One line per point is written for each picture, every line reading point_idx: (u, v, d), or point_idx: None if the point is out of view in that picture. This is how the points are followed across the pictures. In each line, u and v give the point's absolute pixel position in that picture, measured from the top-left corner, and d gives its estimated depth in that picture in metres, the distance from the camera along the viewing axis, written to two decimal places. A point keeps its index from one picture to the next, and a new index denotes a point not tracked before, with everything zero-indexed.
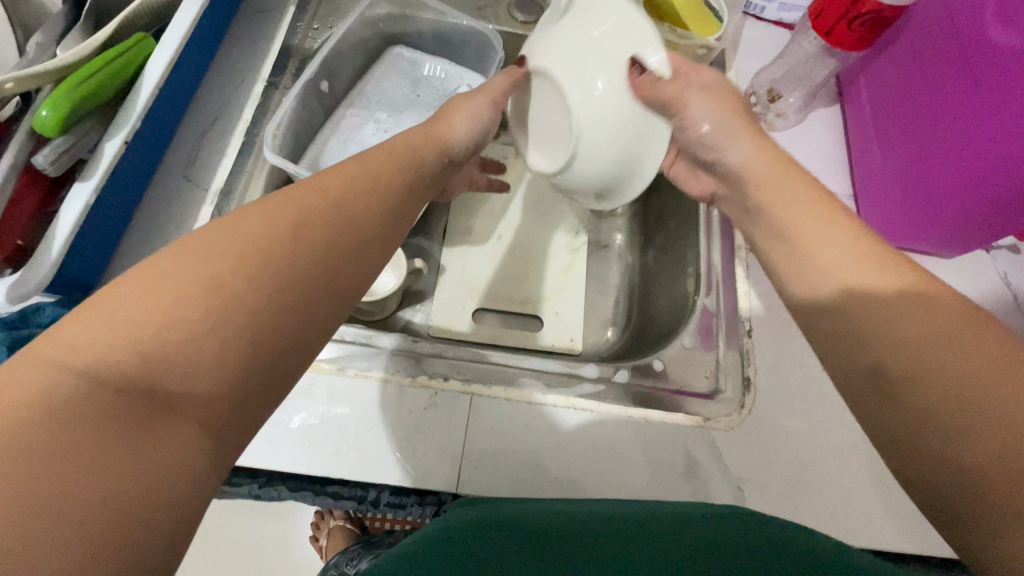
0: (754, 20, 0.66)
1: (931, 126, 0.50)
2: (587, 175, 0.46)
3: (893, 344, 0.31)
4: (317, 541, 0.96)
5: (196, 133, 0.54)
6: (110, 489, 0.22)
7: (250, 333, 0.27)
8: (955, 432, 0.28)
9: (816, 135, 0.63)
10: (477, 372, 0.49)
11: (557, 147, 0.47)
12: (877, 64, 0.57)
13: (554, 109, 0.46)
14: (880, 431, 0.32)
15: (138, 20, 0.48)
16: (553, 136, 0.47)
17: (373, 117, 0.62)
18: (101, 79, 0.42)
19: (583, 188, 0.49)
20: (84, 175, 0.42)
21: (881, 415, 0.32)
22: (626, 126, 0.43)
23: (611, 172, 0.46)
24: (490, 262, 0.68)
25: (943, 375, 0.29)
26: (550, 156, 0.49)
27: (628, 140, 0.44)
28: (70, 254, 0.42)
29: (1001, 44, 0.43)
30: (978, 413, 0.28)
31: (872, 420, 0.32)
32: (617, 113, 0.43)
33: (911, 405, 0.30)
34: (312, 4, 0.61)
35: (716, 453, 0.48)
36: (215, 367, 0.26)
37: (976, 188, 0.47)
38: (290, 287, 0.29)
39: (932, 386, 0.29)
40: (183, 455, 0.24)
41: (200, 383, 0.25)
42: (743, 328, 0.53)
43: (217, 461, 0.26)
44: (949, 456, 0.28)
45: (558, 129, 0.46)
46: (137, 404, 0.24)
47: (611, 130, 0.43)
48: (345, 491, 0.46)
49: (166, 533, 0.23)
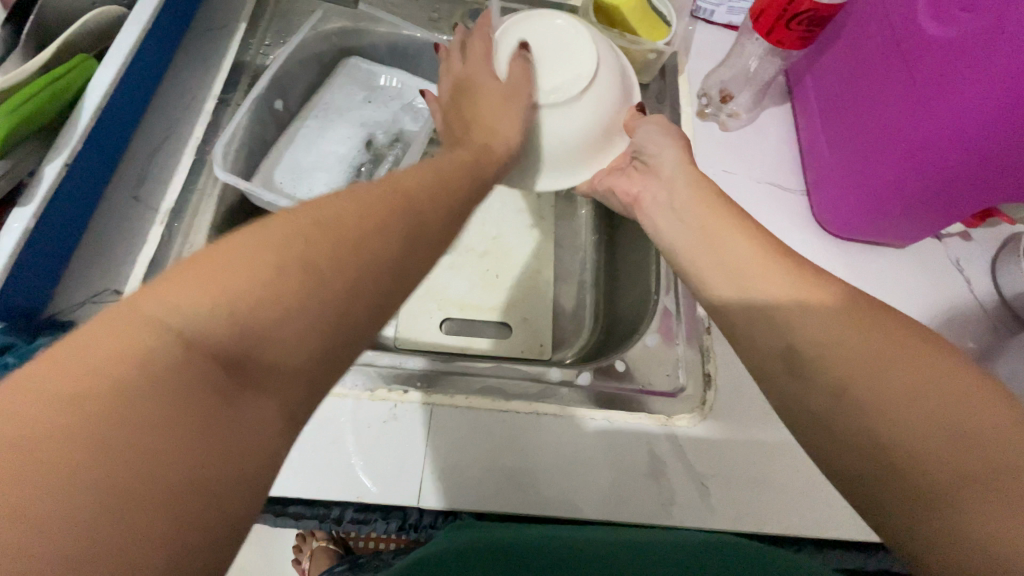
0: (704, 23, 0.67)
1: (876, 118, 0.52)
2: (595, 110, 0.49)
3: (855, 350, 0.32)
4: (299, 565, 0.94)
5: (146, 151, 0.53)
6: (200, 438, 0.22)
7: (275, 307, 0.25)
8: (917, 454, 0.28)
9: (769, 132, 0.64)
10: (439, 383, 0.48)
11: (558, 83, 0.47)
12: (820, 62, 0.59)
13: (556, 48, 0.48)
14: (820, 441, 0.32)
15: (80, 42, 0.47)
16: (554, 75, 0.48)
17: (329, 129, 0.62)
18: (40, 102, 0.41)
19: (572, 136, 0.49)
20: (23, 199, 0.41)
21: (821, 430, 0.32)
22: (618, 71, 0.51)
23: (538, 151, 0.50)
24: (456, 272, 0.68)
25: (886, 395, 0.30)
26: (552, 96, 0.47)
27: (619, 89, 0.51)
28: (15, 281, 0.41)
29: (934, 37, 0.44)
30: (929, 436, 0.28)
31: (823, 442, 0.32)
32: (615, 85, 0.50)
33: (856, 412, 0.31)
34: (263, 20, 0.60)
35: (680, 453, 0.47)
36: (269, 325, 0.25)
37: (920, 176, 0.49)
38: (308, 262, 0.27)
39: (878, 408, 0.30)
40: (255, 430, 0.25)
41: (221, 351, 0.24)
42: (702, 326, 0.53)
43: (264, 447, 0.25)
44: (900, 463, 0.29)
45: (560, 85, 0.47)
46: (190, 362, 0.23)
47: (582, 129, 0.49)
48: (306, 510, 0.45)
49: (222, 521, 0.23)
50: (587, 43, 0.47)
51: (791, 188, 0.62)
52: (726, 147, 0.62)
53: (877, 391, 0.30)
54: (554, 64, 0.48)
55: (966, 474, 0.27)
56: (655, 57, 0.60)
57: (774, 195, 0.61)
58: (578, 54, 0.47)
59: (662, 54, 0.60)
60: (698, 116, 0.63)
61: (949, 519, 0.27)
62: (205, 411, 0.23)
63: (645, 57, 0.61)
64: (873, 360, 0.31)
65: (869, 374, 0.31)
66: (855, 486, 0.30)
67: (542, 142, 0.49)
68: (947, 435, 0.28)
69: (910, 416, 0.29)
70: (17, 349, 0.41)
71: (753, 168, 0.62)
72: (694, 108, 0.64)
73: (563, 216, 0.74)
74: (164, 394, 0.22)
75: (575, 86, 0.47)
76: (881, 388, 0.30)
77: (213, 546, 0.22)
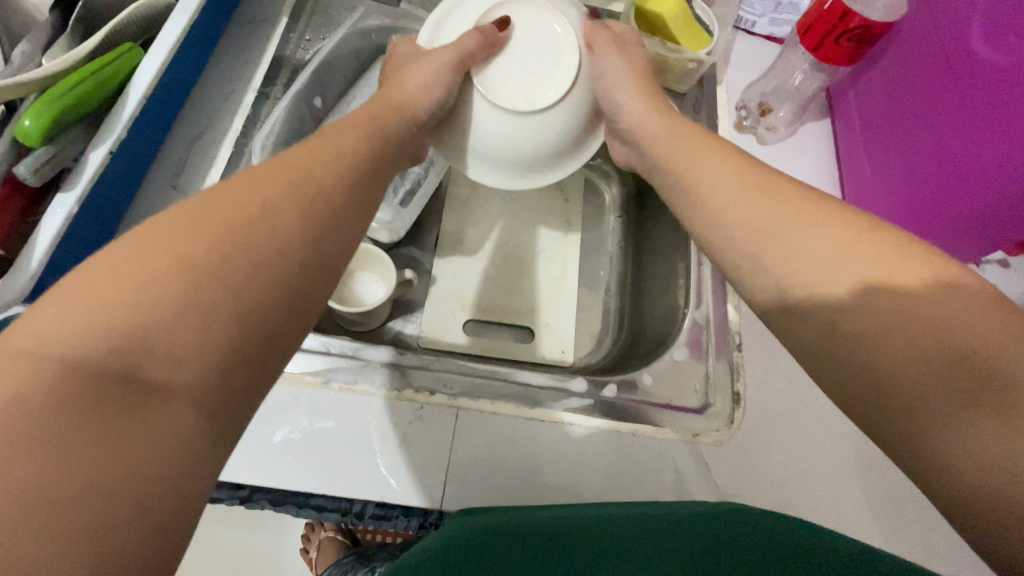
0: (745, 34, 0.66)
1: (918, 141, 0.51)
2: (585, 93, 0.46)
3: (875, 319, 0.30)
4: (307, 553, 0.95)
5: (185, 141, 0.53)
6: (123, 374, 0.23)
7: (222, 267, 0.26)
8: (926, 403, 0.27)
9: (808, 148, 0.63)
10: (463, 386, 0.48)
11: (541, 79, 0.44)
12: (868, 78, 0.57)
13: (523, 41, 0.45)
14: (835, 379, 0.31)
15: (128, 30, 0.48)
16: (534, 69, 0.44)
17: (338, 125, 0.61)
18: (88, 89, 0.42)
19: (573, 125, 0.47)
20: (69, 185, 0.41)
21: (833, 370, 0.31)
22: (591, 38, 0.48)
23: (556, 144, 0.47)
24: (481, 273, 0.68)
25: (897, 366, 0.29)
26: (539, 90, 0.44)
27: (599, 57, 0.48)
28: (54, 265, 0.42)
29: (990, 60, 0.43)
30: (935, 395, 0.27)
31: (834, 375, 0.31)
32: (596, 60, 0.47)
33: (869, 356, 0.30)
34: (304, 14, 0.60)
35: (705, 469, 0.47)
36: (206, 308, 0.25)
37: (966, 203, 0.47)
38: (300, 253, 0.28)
39: (887, 377, 0.29)
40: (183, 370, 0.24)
41: (127, 363, 0.23)
42: (733, 342, 0.53)
43: (173, 469, 0.23)
44: (917, 407, 0.28)
45: (541, 71, 0.44)
46: (101, 349, 0.23)
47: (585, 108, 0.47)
48: (329, 503, 0.45)
49: (154, 467, 0.23)
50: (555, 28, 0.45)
51: None
52: (764, 161, 0.61)
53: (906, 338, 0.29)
54: (528, 57, 0.44)
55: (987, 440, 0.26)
56: (696, 66, 0.60)
57: None
58: (549, 39, 0.45)
59: (703, 64, 0.59)
60: (735, 128, 0.63)
61: (971, 484, 0.25)
62: (91, 432, 0.22)
63: (685, 67, 0.60)
64: (887, 340, 0.29)
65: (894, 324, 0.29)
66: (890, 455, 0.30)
67: (551, 147, 0.47)
68: (966, 400, 0.27)
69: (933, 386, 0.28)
70: None
71: None
72: (731, 120, 0.63)
73: (590, 222, 0.73)
74: (48, 420, 0.21)
75: (563, 77, 0.44)
76: (910, 336, 0.29)
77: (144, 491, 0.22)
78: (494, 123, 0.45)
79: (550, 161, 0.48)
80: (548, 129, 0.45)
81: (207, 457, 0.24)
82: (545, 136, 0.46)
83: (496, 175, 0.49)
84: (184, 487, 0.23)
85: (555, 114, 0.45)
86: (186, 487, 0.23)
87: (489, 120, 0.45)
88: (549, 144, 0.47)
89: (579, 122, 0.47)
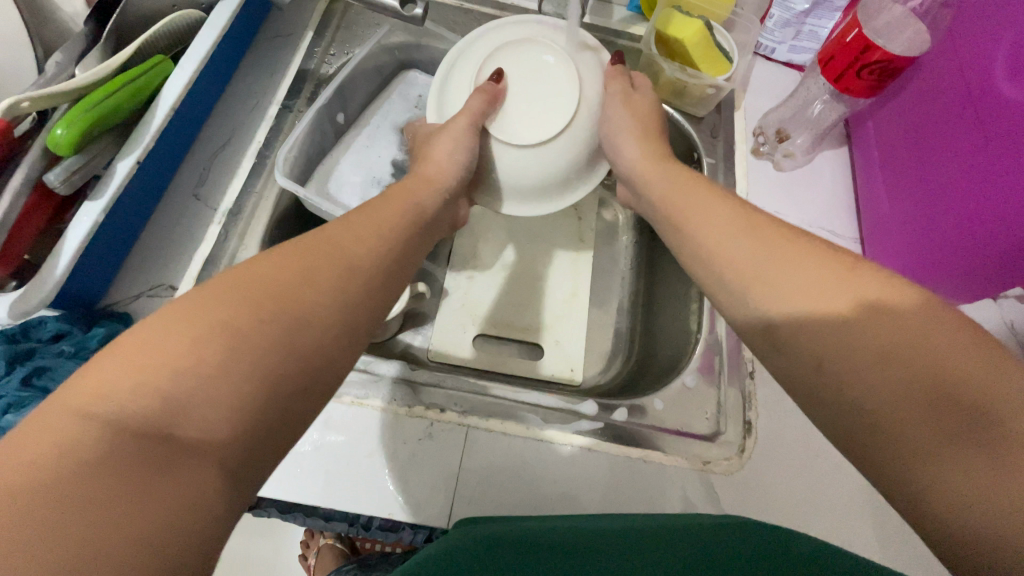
0: (764, 60, 0.67)
1: (936, 175, 0.51)
2: (585, 126, 0.47)
3: (867, 363, 0.29)
4: (306, 560, 0.95)
5: (209, 152, 0.54)
6: (152, 398, 0.24)
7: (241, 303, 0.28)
8: (925, 445, 0.27)
9: (825, 175, 0.63)
10: (473, 404, 0.48)
11: (537, 121, 0.45)
12: (887, 109, 0.57)
13: (520, 86, 0.46)
14: (834, 415, 0.31)
15: (159, 42, 0.49)
16: (532, 112, 0.45)
17: (358, 142, 0.63)
18: (119, 99, 0.43)
19: (575, 157, 0.48)
20: (96, 194, 0.42)
21: (834, 405, 0.31)
22: (588, 64, 0.48)
23: (561, 176, 0.48)
24: (493, 288, 0.68)
25: (883, 401, 0.29)
26: (536, 133, 0.45)
27: (597, 81, 0.48)
28: (75, 271, 0.43)
29: (1013, 99, 0.43)
30: (931, 434, 0.27)
31: (835, 408, 0.31)
32: (595, 88, 0.48)
33: (872, 394, 0.29)
34: (330, 30, 0.61)
35: (713, 498, 0.47)
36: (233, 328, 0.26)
37: (981, 240, 0.47)
38: None
39: (883, 416, 0.29)
40: (206, 395, 0.25)
41: (158, 391, 0.25)
42: (745, 370, 0.52)
43: (196, 489, 0.24)
44: (925, 445, 0.27)
45: (539, 113, 0.45)
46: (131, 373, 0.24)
47: (587, 140, 0.48)
48: (337, 514, 0.46)
49: (176, 490, 0.24)
50: (552, 66, 0.46)
51: (844, 235, 0.61)
52: (780, 188, 0.62)
53: (912, 375, 0.28)
54: (526, 102, 0.45)
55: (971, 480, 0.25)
56: (714, 92, 0.60)
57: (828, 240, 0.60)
58: (547, 79, 0.46)
59: (721, 90, 0.59)
60: (753, 154, 0.63)
61: (953, 523, 0.25)
62: (124, 459, 0.23)
63: (703, 92, 0.60)
64: (873, 378, 0.29)
65: (898, 363, 0.29)
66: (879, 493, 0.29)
67: (556, 180, 0.49)
68: (958, 439, 0.26)
69: (920, 423, 0.27)
70: (72, 337, 0.43)
71: (806, 212, 0.61)
72: (749, 145, 0.63)
73: (603, 241, 0.73)
74: (74, 443, 0.23)
75: (561, 116, 0.45)
76: (917, 373, 0.28)
77: (166, 506, 0.23)
78: (508, 161, 0.47)
79: (559, 190, 0.50)
80: (550, 166, 0.47)
81: (224, 474, 0.25)
82: (550, 171, 0.47)
83: (528, 203, 0.50)
84: (207, 504, 0.25)
85: (553, 152, 0.46)
86: (211, 502, 0.25)
87: (504, 158, 0.47)
88: (555, 179, 0.48)
89: (582, 153, 0.48)
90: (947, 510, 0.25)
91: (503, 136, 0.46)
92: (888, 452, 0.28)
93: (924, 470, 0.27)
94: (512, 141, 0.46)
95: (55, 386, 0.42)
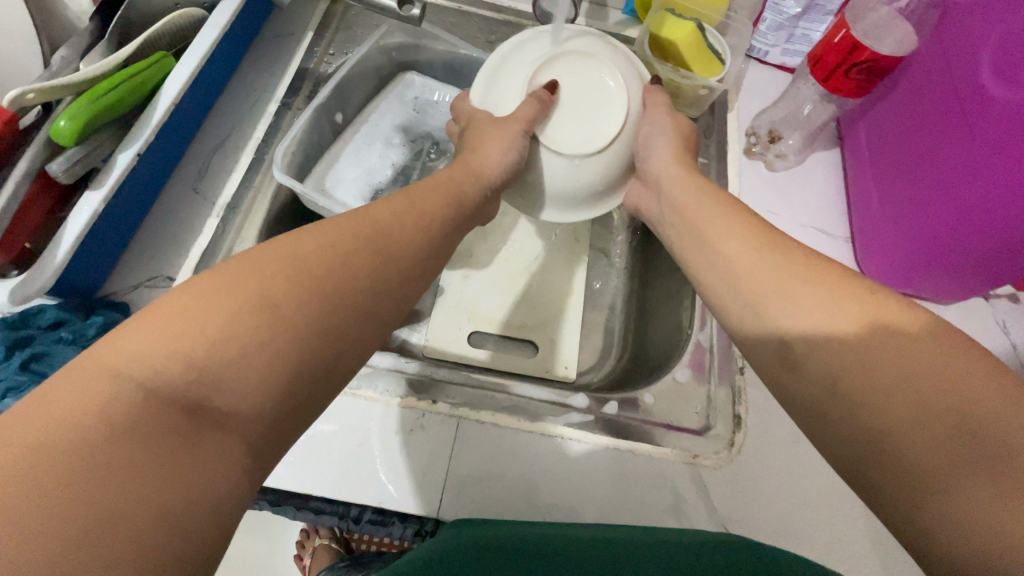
0: (757, 63, 0.68)
1: (925, 174, 0.51)
2: (628, 137, 0.48)
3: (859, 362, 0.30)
4: (301, 560, 0.95)
5: (208, 148, 0.55)
6: (140, 372, 0.25)
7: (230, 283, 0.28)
8: (922, 456, 0.28)
9: (816, 175, 0.64)
10: (466, 396, 0.49)
11: (586, 129, 0.46)
12: (876, 110, 0.58)
13: (572, 94, 0.46)
14: (835, 423, 0.32)
15: (162, 39, 0.50)
16: (581, 120, 0.46)
17: (367, 141, 0.64)
18: (122, 92, 0.44)
19: (618, 165, 0.49)
20: (96, 184, 0.43)
21: (834, 411, 0.32)
22: (633, 76, 0.49)
23: (602, 184, 0.50)
24: (488, 286, 0.69)
25: (888, 412, 0.29)
26: (587, 142, 0.46)
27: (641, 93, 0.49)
28: (74, 260, 0.44)
29: (1000, 98, 0.43)
30: (929, 448, 0.28)
31: (835, 414, 0.32)
32: (639, 100, 0.49)
33: (872, 402, 0.30)
34: (329, 30, 0.63)
35: (703, 492, 0.47)
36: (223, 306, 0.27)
37: (972, 238, 0.47)
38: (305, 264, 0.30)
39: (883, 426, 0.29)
40: (193, 370, 0.26)
41: (145, 367, 0.25)
42: (735, 365, 0.53)
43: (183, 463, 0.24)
44: (924, 458, 0.28)
45: (587, 122, 0.46)
46: (121, 347, 0.25)
47: (627, 149, 0.49)
48: (327, 506, 0.46)
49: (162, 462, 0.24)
50: (601, 77, 0.47)
51: (836, 235, 0.61)
52: (772, 188, 0.62)
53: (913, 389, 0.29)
54: (576, 109, 0.46)
55: (974, 493, 0.26)
56: (707, 93, 0.60)
57: (819, 240, 0.60)
58: (595, 89, 0.47)
59: (714, 91, 0.60)
60: (744, 154, 0.64)
61: (950, 537, 0.26)
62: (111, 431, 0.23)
63: (696, 92, 0.61)
64: (871, 377, 0.30)
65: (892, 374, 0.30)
66: (869, 500, 0.30)
67: (598, 187, 0.50)
68: (961, 449, 0.27)
69: (916, 423, 0.28)
70: (70, 325, 0.44)
71: (798, 212, 0.62)
72: (741, 146, 0.64)
73: (598, 241, 0.74)
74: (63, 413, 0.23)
75: (610, 127, 0.46)
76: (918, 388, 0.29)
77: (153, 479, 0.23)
78: (559, 169, 0.47)
79: (598, 197, 0.51)
80: (594, 174, 0.48)
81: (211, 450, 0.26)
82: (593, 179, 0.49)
83: (574, 211, 0.51)
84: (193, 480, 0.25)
85: (600, 160, 0.47)
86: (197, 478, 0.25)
87: (553, 165, 0.48)
88: (596, 185, 0.49)
89: (622, 162, 0.49)
90: (945, 523, 0.26)
91: (551, 142, 0.46)
92: (886, 461, 0.29)
93: (927, 486, 0.27)
94: (568, 150, 0.46)
95: (52, 372, 0.42)
